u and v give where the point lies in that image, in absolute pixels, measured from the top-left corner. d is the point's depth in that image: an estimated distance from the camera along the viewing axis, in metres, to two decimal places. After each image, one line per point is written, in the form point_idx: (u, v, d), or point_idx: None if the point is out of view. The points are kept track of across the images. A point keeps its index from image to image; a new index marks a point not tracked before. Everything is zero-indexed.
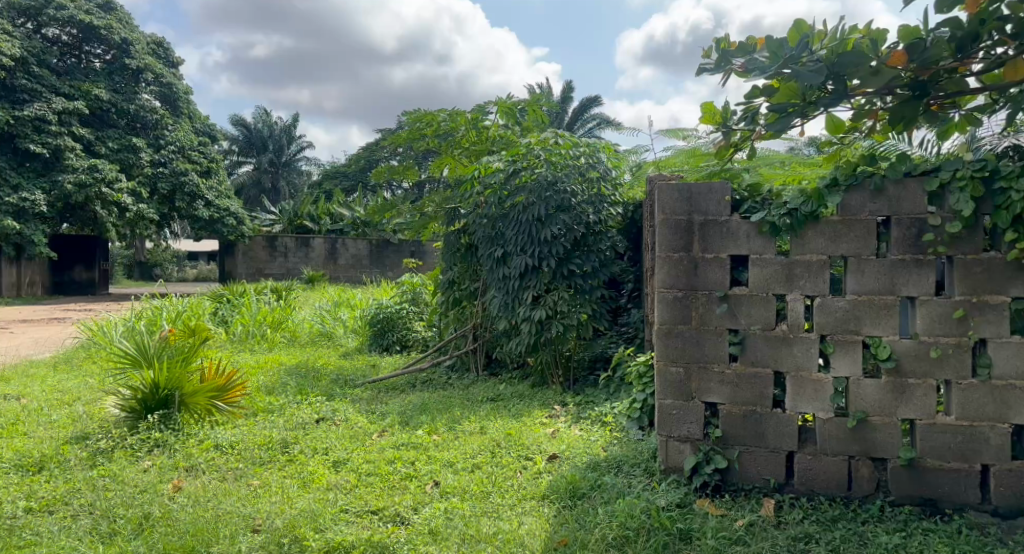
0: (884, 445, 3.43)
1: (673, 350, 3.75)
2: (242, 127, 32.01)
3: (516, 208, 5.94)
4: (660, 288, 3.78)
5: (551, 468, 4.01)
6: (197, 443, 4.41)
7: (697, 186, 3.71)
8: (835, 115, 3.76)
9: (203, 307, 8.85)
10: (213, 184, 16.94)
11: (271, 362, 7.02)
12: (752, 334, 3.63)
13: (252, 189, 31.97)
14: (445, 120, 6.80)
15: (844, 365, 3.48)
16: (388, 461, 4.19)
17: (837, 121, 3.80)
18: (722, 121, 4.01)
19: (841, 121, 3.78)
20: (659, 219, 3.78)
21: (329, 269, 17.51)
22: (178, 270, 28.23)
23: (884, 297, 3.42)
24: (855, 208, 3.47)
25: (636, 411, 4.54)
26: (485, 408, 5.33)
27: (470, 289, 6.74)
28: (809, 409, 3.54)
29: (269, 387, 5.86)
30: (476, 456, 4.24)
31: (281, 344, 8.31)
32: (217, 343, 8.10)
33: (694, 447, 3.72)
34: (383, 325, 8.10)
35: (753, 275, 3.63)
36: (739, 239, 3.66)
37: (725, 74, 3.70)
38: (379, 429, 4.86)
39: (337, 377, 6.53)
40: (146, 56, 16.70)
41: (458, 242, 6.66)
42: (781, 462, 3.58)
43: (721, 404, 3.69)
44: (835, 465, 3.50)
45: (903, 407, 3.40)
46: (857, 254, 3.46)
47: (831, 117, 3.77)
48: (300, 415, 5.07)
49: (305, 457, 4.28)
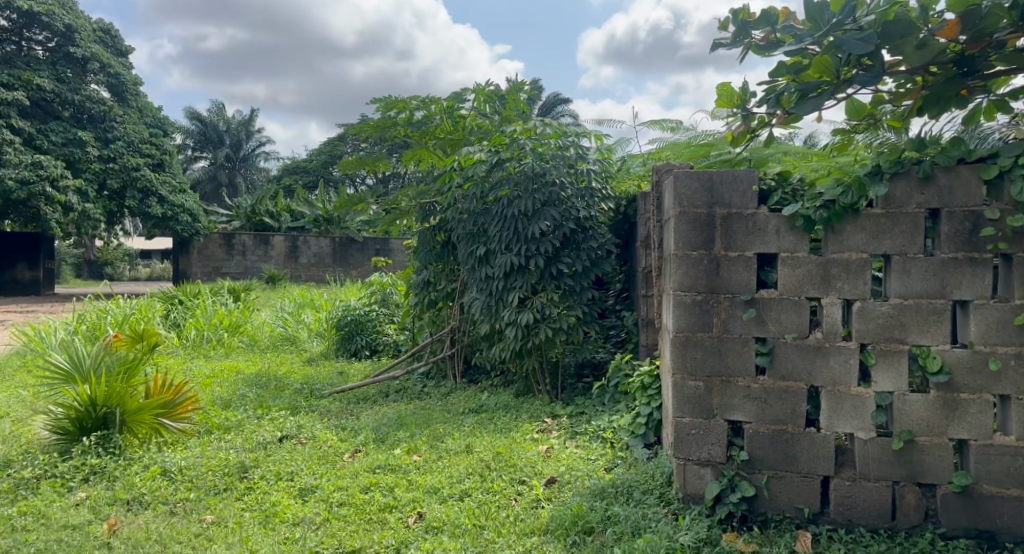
0: (933, 468, 3.03)
1: (691, 361, 3.32)
2: (198, 121, 30.85)
3: (500, 202, 5.44)
4: (676, 290, 3.34)
5: (552, 495, 3.52)
6: (141, 470, 3.81)
7: (719, 174, 3.28)
8: (857, 100, 3.40)
9: (153, 309, 8.15)
10: (168, 178, 16.09)
11: (229, 371, 6.41)
12: (782, 343, 3.20)
13: (208, 185, 30.82)
14: (418, 108, 6.28)
15: (887, 379, 3.07)
16: (364, 490, 3.66)
17: (859, 107, 3.44)
18: (740, 104, 3.62)
19: (865, 106, 3.42)
20: (675, 212, 3.35)
21: (290, 267, 16.80)
22: (129, 271, 27.07)
23: (933, 301, 3.02)
24: (899, 199, 3.06)
25: (640, 426, 4.08)
26: (469, 422, 4.83)
27: (447, 290, 6.24)
28: (847, 428, 3.12)
29: (225, 400, 5.26)
30: (464, 481, 3.73)
31: (239, 349, 7.69)
32: (167, 349, 7.42)
33: (716, 472, 3.28)
34: (350, 329, 7.53)
35: (783, 276, 3.21)
36: (768, 235, 3.23)
37: (744, 48, 3.35)
38: (351, 448, 4.33)
39: (302, 386, 5.96)
40: (92, 45, 15.75)
41: (434, 239, 6.15)
42: (816, 489, 3.16)
43: (746, 423, 3.26)
44: (877, 492, 3.09)
45: (955, 426, 3.00)
46: (902, 252, 3.05)
47: (852, 102, 3.41)
48: (261, 434, 4.50)
49: (266, 484, 3.72)
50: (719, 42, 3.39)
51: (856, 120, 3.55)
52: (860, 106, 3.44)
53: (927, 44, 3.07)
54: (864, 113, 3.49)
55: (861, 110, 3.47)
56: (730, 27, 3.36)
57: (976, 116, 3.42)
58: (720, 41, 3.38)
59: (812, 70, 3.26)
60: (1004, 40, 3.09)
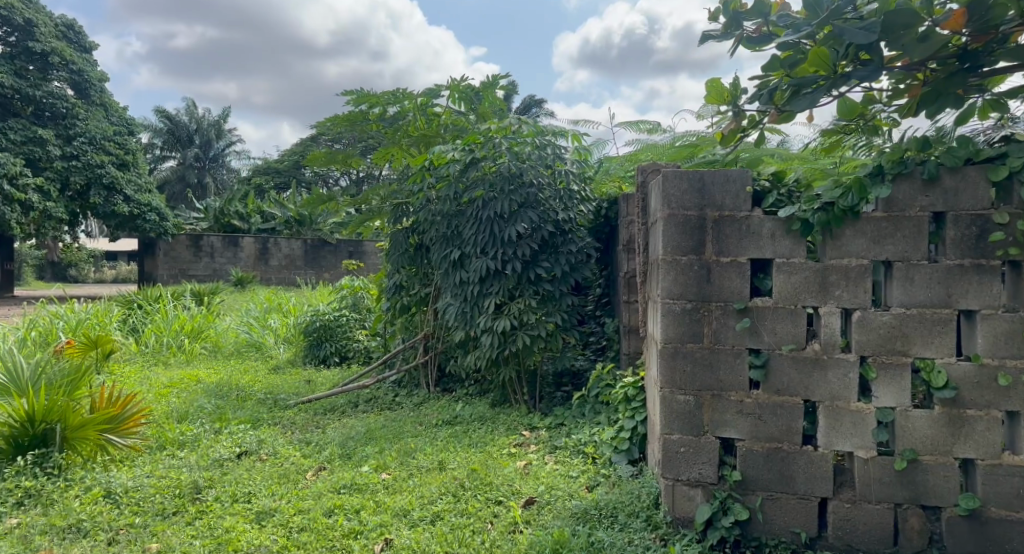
0: (938, 490, 2.84)
1: (681, 374, 3.10)
2: (167, 120, 30.12)
3: (474, 204, 5.19)
4: (665, 298, 3.13)
5: (530, 518, 3.28)
6: (81, 493, 3.51)
7: (710, 174, 3.07)
8: (850, 98, 3.24)
9: (109, 314, 7.75)
10: (134, 178, 15.58)
11: (188, 380, 6.08)
12: (778, 354, 2.99)
13: (176, 185, 30.07)
14: (392, 104, 6.00)
15: (889, 394, 2.88)
16: (327, 514, 3.38)
17: (851, 106, 3.27)
18: (731, 100, 3.42)
19: (856, 105, 3.25)
20: (663, 214, 3.13)
21: (259, 270, 16.24)
22: (94, 272, 26.41)
23: (938, 311, 2.83)
24: (902, 203, 2.87)
25: (624, 441, 3.86)
26: (442, 436, 4.57)
27: (420, 295, 5.97)
28: (847, 446, 2.92)
29: (181, 413, 4.94)
30: (437, 502, 3.47)
31: (200, 356, 7.33)
32: (124, 356, 7.04)
33: (706, 493, 3.07)
34: (319, 335, 7.20)
35: (779, 283, 3.00)
36: (763, 239, 3.02)
37: (735, 41, 3.15)
38: (315, 466, 4.05)
39: (266, 396, 5.64)
40: (54, 40, 15.18)
41: (407, 241, 5.86)
42: (813, 511, 2.96)
43: (739, 441, 3.04)
44: (879, 515, 2.89)
45: (961, 444, 2.81)
46: (905, 259, 2.86)
47: (844, 100, 3.24)
48: (217, 450, 4.20)
49: (220, 508, 3.44)
50: (708, 34, 3.19)
51: (848, 119, 3.39)
52: (853, 104, 3.27)
53: (929, 36, 2.87)
54: (857, 112, 3.32)
55: (853, 110, 3.29)
56: (720, 17, 3.16)
57: (968, 117, 3.27)
58: (709, 33, 3.18)
59: (808, 64, 3.08)
60: (1011, 33, 2.92)
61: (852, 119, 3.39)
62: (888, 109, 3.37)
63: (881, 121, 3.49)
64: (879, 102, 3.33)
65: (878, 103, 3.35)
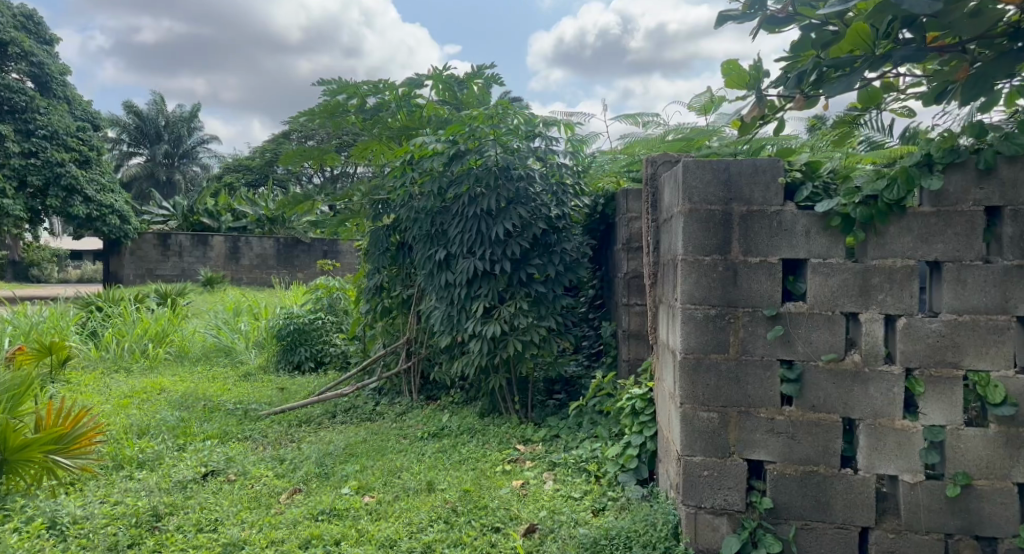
0: (993, 518, 2.54)
1: (703, 388, 2.77)
2: (134, 116, 29.21)
3: (461, 199, 4.81)
4: (685, 304, 2.79)
5: (534, 549, 2.92)
6: (21, 526, 3.08)
7: (737, 164, 2.74)
8: (871, 87, 2.91)
9: (66, 317, 7.25)
10: (97, 176, 14.91)
11: (151, 388, 5.64)
12: (813, 366, 2.67)
13: (144, 183, 29.19)
14: (370, 93, 5.59)
15: (939, 411, 2.56)
16: (304, 547, 3.00)
17: (871, 93, 2.95)
18: (751, 85, 3.09)
19: (877, 94, 2.92)
20: (683, 208, 2.79)
21: (230, 269, 15.65)
22: (57, 272, 25.67)
23: (993, 318, 2.52)
24: (952, 196, 2.55)
25: (631, 459, 3.55)
26: (431, 450, 4.20)
27: (401, 296, 5.61)
28: (890, 469, 2.60)
29: (140, 427, 4.51)
30: (427, 531, 3.09)
31: (165, 362, 6.88)
32: (81, 363, 6.55)
33: (732, 523, 2.76)
34: (292, 340, 6.77)
35: (814, 286, 2.67)
36: (796, 237, 2.69)
37: (758, 21, 2.77)
38: (289, 487, 3.66)
39: (235, 407, 5.22)
40: (11, 30, 14.46)
41: (387, 240, 5.45)
42: (853, 542, 2.64)
43: (769, 464, 2.72)
44: (927, 546, 2.59)
45: (1019, 467, 2.52)
46: (956, 259, 2.54)
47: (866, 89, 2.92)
48: (180, 471, 3.79)
49: (181, 540, 3.03)
50: (726, 13, 2.82)
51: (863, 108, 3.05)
52: (872, 91, 2.95)
53: (981, 11, 2.55)
54: (875, 100, 2.99)
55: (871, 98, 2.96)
56: None
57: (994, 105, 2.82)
58: (729, 12, 2.81)
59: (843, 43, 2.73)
60: None
61: (869, 109, 3.07)
62: (904, 99, 3.05)
63: (901, 113, 3.19)
64: (897, 90, 3.01)
65: (896, 92, 3.03)
